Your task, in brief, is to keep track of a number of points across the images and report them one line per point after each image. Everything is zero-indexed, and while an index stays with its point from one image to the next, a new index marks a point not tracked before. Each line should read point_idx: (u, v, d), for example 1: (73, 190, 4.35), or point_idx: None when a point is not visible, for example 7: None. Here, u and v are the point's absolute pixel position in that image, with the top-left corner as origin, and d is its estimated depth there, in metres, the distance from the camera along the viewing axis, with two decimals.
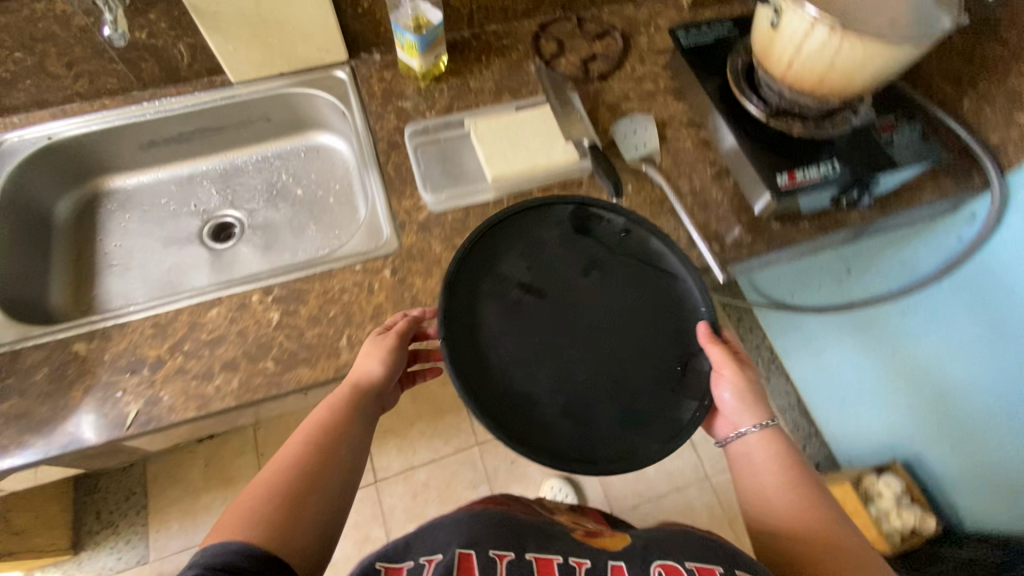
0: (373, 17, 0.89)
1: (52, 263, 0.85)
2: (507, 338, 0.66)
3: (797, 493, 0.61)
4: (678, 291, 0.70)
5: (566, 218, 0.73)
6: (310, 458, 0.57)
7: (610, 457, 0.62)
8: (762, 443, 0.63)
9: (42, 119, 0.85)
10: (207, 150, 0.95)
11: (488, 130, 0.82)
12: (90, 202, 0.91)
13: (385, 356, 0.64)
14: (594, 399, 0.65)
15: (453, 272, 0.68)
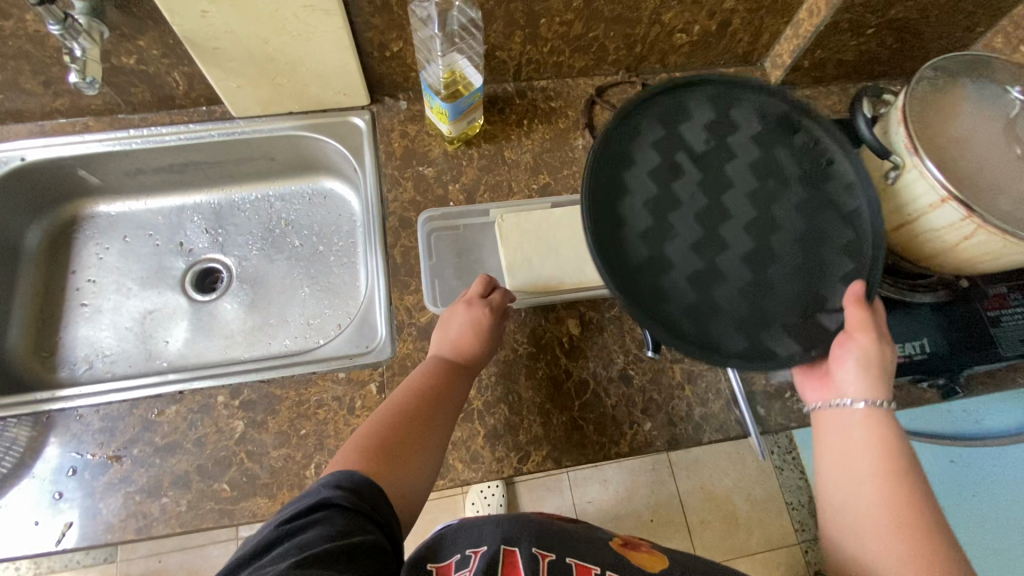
0: (404, 63, 0.75)
1: (15, 298, 0.77)
2: (646, 192, 0.55)
3: (905, 502, 0.48)
4: (849, 243, 0.55)
5: (774, 112, 0.59)
6: (407, 411, 0.54)
7: (685, 327, 0.52)
8: (869, 422, 0.52)
9: (17, 136, 0.75)
10: (201, 183, 0.84)
11: (516, 230, 0.72)
12: (66, 229, 0.82)
13: (478, 327, 0.61)
14: (703, 277, 0.54)
15: (628, 108, 0.57)
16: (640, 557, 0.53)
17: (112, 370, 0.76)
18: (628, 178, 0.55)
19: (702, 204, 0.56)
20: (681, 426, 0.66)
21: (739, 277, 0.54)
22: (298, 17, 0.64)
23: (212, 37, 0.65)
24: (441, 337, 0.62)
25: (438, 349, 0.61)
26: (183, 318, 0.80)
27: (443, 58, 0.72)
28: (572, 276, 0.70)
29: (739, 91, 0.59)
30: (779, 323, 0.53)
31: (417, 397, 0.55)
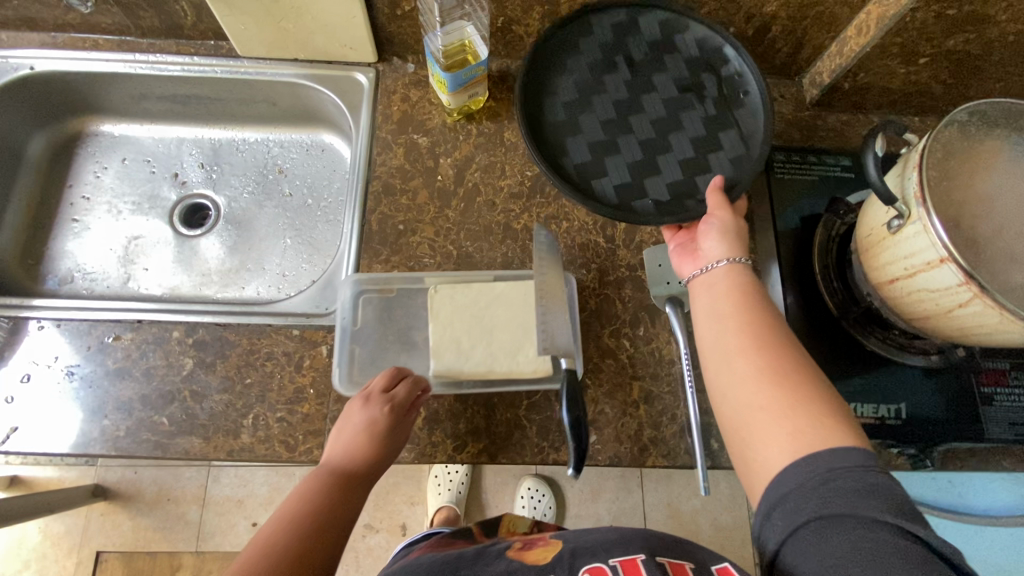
0: (414, 24, 0.72)
1: (10, 203, 0.79)
2: (581, 77, 0.67)
3: (760, 331, 0.50)
4: (733, 163, 0.63)
5: (712, 41, 0.67)
6: (289, 539, 0.51)
7: (568, 176, 0.62)
8: (733, 273, 0.54)
9: (30, 45, 0.76)
10: (204, 117, 0.84)
11: (450, 304, 0.65)
12: (69, 142, 0.83)
13: (372, 434, 0.57)
14: (606, 148, 0.64)
15: (589, 8, 0.67)
16: (533, 552, 0.55)
17: (90, 287, 0.78)
18: (565, 66, 0.67)
19: (622, 99, 0.66)
20: (626, 444, 0.63)
21: (632, 156, 0.64)
22: None
23: None
24: (335, 444, 0.58)
25: (329, 458, 0.57)
26: (165, 248, 0.81)
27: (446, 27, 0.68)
28: (502, 364, 0.63)
29: (685, 16, 0.67)
30: (650, 198, 0.62)
31: (299, 522, 0.52)
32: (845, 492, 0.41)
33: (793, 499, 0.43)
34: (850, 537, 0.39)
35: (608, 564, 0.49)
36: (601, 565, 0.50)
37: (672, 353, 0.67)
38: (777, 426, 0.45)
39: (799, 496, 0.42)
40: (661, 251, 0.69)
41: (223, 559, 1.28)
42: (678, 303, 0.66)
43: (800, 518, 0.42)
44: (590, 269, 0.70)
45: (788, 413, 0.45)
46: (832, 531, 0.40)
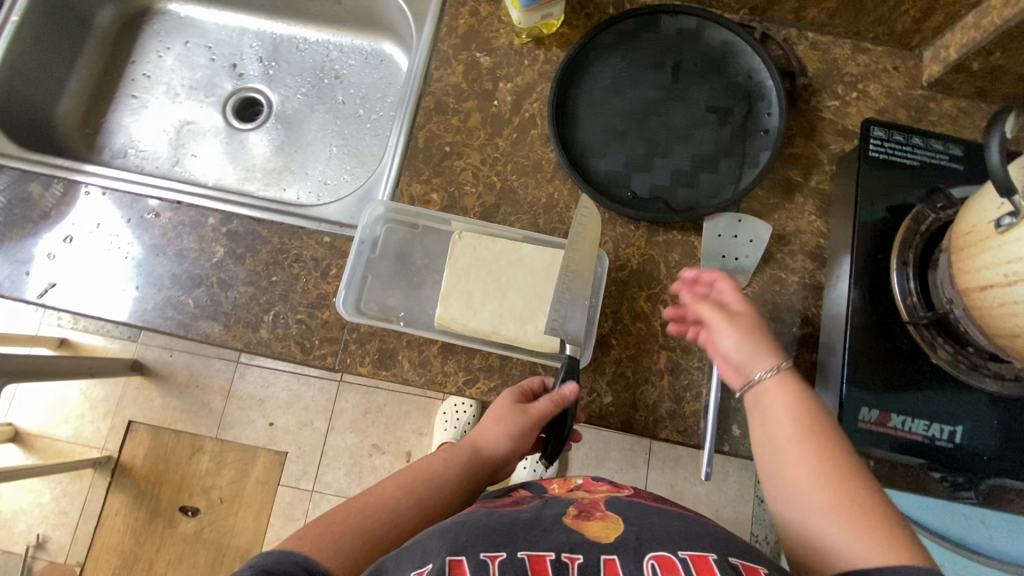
0: None
1: (75, 70, 0.80)
2: (626, 69, 0.69)
3: (832, 444, 0.44)
4: (717, 188, 0.65)
5: (759, 74, 0.67)
6: (396, 509, 0.50)
7: (573, 149, 0.67)
8: (777, 391, 0.48)
9: None
10: (270, 10, 0.82)
11: (470, 255, 0.62)
12: (138, 17, 0.83)
13: (500, 421, 0.56)
14: (619, 136, 0.68)
15: (665, 9, 0.68)
16: (591, 527, 0.47)
17: (141, 165, 0.79)
18: (620, 55, 0.69)
19: (651, 99, 0.68)
20: (643, 413, 0.60)
21: (635, 149, 0.67)
22: None
23: None
24: (479, 431, 0.58)
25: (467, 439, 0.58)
26: (213, 138, 0.81)
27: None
28: (507, 329, 0.60)
29: (747, 42, 0.67)
30: (632, 189, 0.66)
31: (414, 493, 0.52)
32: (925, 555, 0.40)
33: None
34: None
35: (678, 556, 0.43)
36: (669, 555, 0.44)
37: None
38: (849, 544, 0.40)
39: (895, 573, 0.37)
40: (723, 221, 0.64)
41: (238, 449, 1.36)
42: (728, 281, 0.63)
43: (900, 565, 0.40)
44: (638, 225, 0.65)
45: (873, 538, 0.39)
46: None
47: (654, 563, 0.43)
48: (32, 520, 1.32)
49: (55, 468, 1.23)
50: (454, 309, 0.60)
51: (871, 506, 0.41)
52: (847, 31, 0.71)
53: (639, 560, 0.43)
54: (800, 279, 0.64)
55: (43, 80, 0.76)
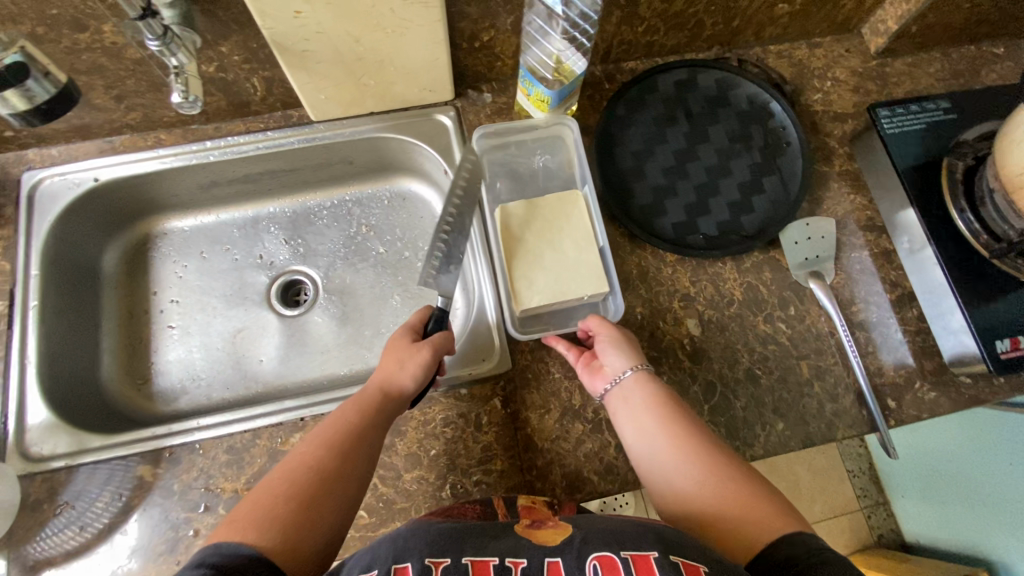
0: (493, 53, 0.71)
1: (102, 326, 0.74)
2: (648, 129, 0.75)
3: (691, 429, 0.54)
4: (775, 203, 0.71)
5: (761, 97, 0.75)
6: (314, 470, 0.50)
7: (636, 217, 0.71)
8: (638, 383, 0.57)
9: (87, 156, 0.72)
10: (277, 192, 0.82)
11: (563, 214, 0.67)
12: (139, 248, 0.79)
13: (396, 358, 0.59)
14: (667, 191, 0.72)
15: (659, 70, 0.76)
16: (542, 533, 0.48)
17: (209, 394, 0.74)
18: (635, 121, 0.75)
19: (680, 148, 0.74)
20: (813, 423, 0.64)
21: (688, 197, 0.72)
22: (398, 13, 0.59)
23: (303, 39, 0.60)
24: (381, 368, 0.59)
25: (373, 380, 0.58)
26: (272, 335, 0.78)
27: (530, 49, 0.68)
28: (524, 259, 0.65)
29: (740, 75, 0.75)
30: (703, 232, 0.71)
31: (327, 442, 0.53)
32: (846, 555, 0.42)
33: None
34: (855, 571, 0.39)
35: (621, 556, 0.43)
36: (613, 556, 0.44)
37: (825, 324, 0.68)
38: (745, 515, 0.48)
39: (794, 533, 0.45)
40: (794, 230, 0.70)
41: None
42: (819, 277, 0.69)
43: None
44: (723, 261, 0.71)
45: (750, 503, 0.48)
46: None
47: (596, 564, 0.43)
48: None
49: None
50: (520, 210, 0.67)
51: (740, 478, 0.50)
52: (799, 35, 0.81)
53: (581, 563, 0.44)
54: (871, 251, 0.72)
55: (79, 353, 0.70)
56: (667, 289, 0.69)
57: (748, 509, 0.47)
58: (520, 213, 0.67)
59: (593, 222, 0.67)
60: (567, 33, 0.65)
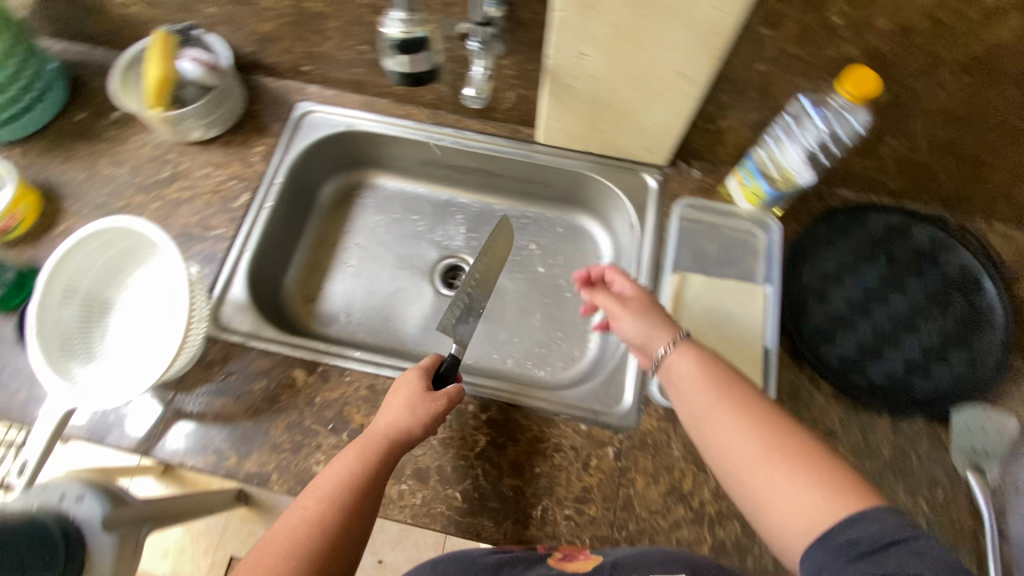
0: (718, 137, 0.76)
1: (300, 242, 0.86)
2: (842, 259, 0.75)
3: (772, 420, 0.50)
4: (958, 378, 0.68)
5: (974, 271, 0.72)
6: (323, 518, 0.54)
7: (805, 335, 0.71)
8: (683, 355, 0.57)
9: (350, 106, 0.84)
10: (475, 187, 0.91)
11: (738, 305, 0.69)
12: (349, 190, 0.90)
13: (400, 410, 0.61)
14: (843, 322, 0.72)
15: (872, 209, 0.76)
16: (572, 564, 0.55)
17: (356, 332, 0.82)
18: (834, 245, 0.76)
19: (870, 288, 0.73)
20: None
21: (864, 337, 0.71)
22: (663, 81, 0.66)
23: (575, 76, 0.68)
24: (384, 417, 0.61)
25: (379, 428, 0.60)
26: (424, 304, 0.85)
27: (773, 133, 0.70)
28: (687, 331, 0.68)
29: (957, 242, 0.73)
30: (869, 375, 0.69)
31: (331, 493, 0.55)
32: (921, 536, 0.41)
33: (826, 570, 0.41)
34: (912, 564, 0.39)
35: None
36: None
37: (970, 524, 0.63)
38: (798, 492, 0.45)
39: (876, 516, 0.42)
40: (969, 414, 0.66)
41: None
42: (982, 472, 0.64)
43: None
44: (878, 412, 0.69)
45: (804, 480, 0.45)
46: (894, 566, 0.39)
47: None
48: None
49: None
50: (696, 287, 0.70)
51: (798, 447, 0.47)
52: None
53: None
54: None
55: (279, 257, 0.81)
56: (812, 416, 0.68)
57: (806, 489, 0.45)
58: (698, 289, 0.70)
59: (765, 318, 0.68)
60: (819, 139, 0.67)
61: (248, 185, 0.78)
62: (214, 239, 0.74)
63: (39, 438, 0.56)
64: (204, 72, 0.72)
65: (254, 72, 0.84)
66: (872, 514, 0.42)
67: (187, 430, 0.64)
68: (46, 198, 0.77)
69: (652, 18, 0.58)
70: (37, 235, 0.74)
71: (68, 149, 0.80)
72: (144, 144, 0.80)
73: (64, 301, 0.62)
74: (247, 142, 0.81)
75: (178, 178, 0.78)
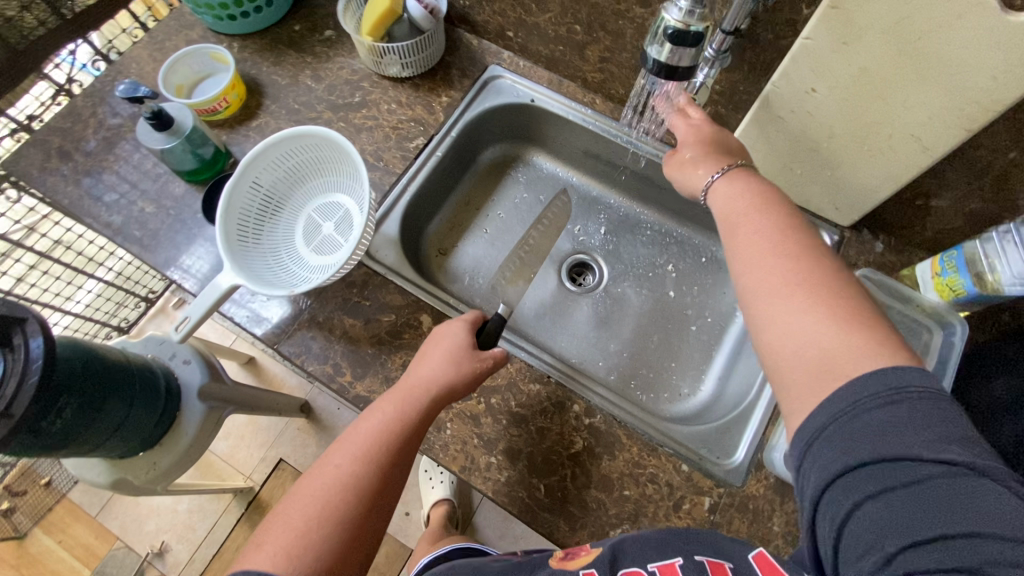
0: (923, 213, 0.69)
1: (450, 196, 0.88)
2: None
3: (809, 256, 0.46)
4: None
5: None
6: (361, 478, 0.54)
7: None
8: (732, 182, 0.55)
9: (539, 80, 0.84)
10: (629, 192, 0.89)
11: None
12: (508, 160, 0.91)
13: (443, 367, 0.61)
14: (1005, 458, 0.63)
15: None
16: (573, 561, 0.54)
17: (477, 297, 0.83)
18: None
19: None
20: None
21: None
22: (891, 139, 0.60)
23: (791, 109, 0.64)
24: (424, 372, 0.61)
25: (420, 381, 0.60)
26: (546, 290, 0.85)
27: (1003, 230, 0.61)
28: None
29: None
30: None
31: (368, 453, 0.55)
32: (886, 426, 0.36)
33: (820, 437, 0.39)
34: (908, 495, 0.34)
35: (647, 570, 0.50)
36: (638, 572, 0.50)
37: None
38: (812, 322, 0.43)
39: (887, 401, 0.37)
40: None
41: None
42: None
43: (855, 498, 0.36)
44: None
45: (821, 312, 0.43)
46: (878, 493, 0.35)
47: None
48: (162, 524, 1.35)
49: (209, 492, 1.25)
50: None
51: (826, 284, 0.44)
52: None
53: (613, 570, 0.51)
54: None
55: (431, 205, 0.84)
56: None
57: (824, 327, 0.42)
58: None
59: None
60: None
61: (425, 130, 0.81)
62: (383, 171, 0.78)
63: (203, 301, 0.62)
64: (424, 14, 0.76)
65: (458, 25, 0.86)
66: (899, 364, 0.38)
67: (314, 338, 0.68)
68: (252, 92, 0.83)
69: (913, 72, 0.53)
70: (236, 123, 0.81)
71: (279, 53, 0.86)
72: (344, 66, 0.85)
73: (250, 190, 0.68)
74: (434, 90, 0.83)
75: (366, 105, 0.82)
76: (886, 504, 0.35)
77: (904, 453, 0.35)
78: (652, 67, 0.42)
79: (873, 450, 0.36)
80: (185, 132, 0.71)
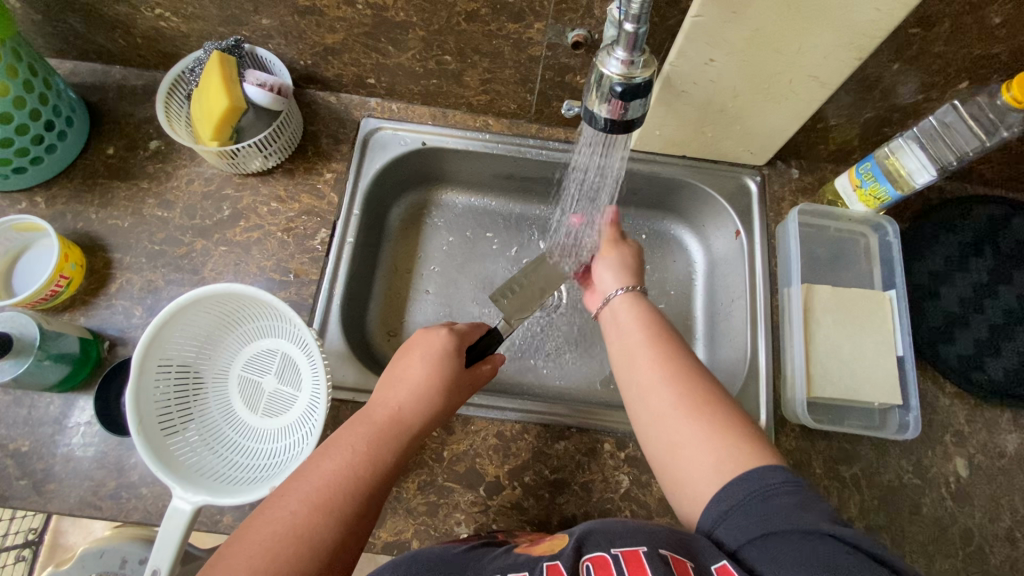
0: (825, 134, 0.72)
1: (375, 273, 0.78)
2: (948, 253, 0.73)
3: (695, 384, 0.52)
4: None
5: None
6: (318, 523, 0.45)
7: (921, 336, 0.71)
8: (625, 304, 0.62)
9: (420, 118, 0.76)
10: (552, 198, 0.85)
11: (867, 314, 0.68)
12: (418, 210, 0.83)
13: (425, 393, 0.56)
14: (957, 320, 0.71)
15: (970, 203, 0.75)
16: (539, 547, 0.47)
17: None
18: (938, 240, 0.74)
19: (982, 280, 0.71)
20: None
21: (979, 333, 0.70)
22: (793, 84, 0.61)
23: (693, 82, 0.63)
24: (405, 402, 0.55)
25: (391, 416, 0.54)
26: (518, 332, 0.78)
27: (908, 135, 0.67)
28: (821, 352, 0.66)
29: None
30: (989, 372, 0.69)
31: (324, 493, 0.47)
32: (791, 509, 0.40)
33: (730, 513, 0.43)
34: (803, 551, 0.38)
35: (610, 553, 0.43)
36: (604, 554, 0.43)
37: None
38: (705, 453, 0.47)
39: (783, 490, 0.42)
40: None
41: None
42: None
43: (750, 533, 0.41)
44: (1001, 407, 0.69)
45: (711, 432, 0.48)
46: (781, 548, 0.39)
47: (590, 565, 0.42)
48: None
49: None
50: (820, 300, 0.68)
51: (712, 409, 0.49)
52: None
53: (577, 561, 0.43)
54: None
55: (360, 294, 0.74)
56: (942, 419, 0.68)
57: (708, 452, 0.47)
58: (823, 300, 0.68)
59: (895, 326, 0.68)
60: (957, 158, 0.65)
61: (322, 219, 0.70)
62: (296, 284, 0.67)
63: (165, 541, 0.48)
64: (273, 97, 0.65)
65: (307, 86, 0.75)
66: (765, 471, 0.43)
67: None
68: (90, 251, 0.66)
69: (804, 21, 0.53)
70: (89, 296, 0.65)
71: (103, 191, 0.69)
72: (193, 179, 0.70)
73: (159, 380, 0.55)
74: (311, 169, 0.72)
75: (242, 216, 0.69)
76: (779, 558, 0.38)
77: (800, 525, 0.39)
78: (603, 124, 0.45)
79: (779, 521, 0.40)
80: (31, 343, 0.56)
